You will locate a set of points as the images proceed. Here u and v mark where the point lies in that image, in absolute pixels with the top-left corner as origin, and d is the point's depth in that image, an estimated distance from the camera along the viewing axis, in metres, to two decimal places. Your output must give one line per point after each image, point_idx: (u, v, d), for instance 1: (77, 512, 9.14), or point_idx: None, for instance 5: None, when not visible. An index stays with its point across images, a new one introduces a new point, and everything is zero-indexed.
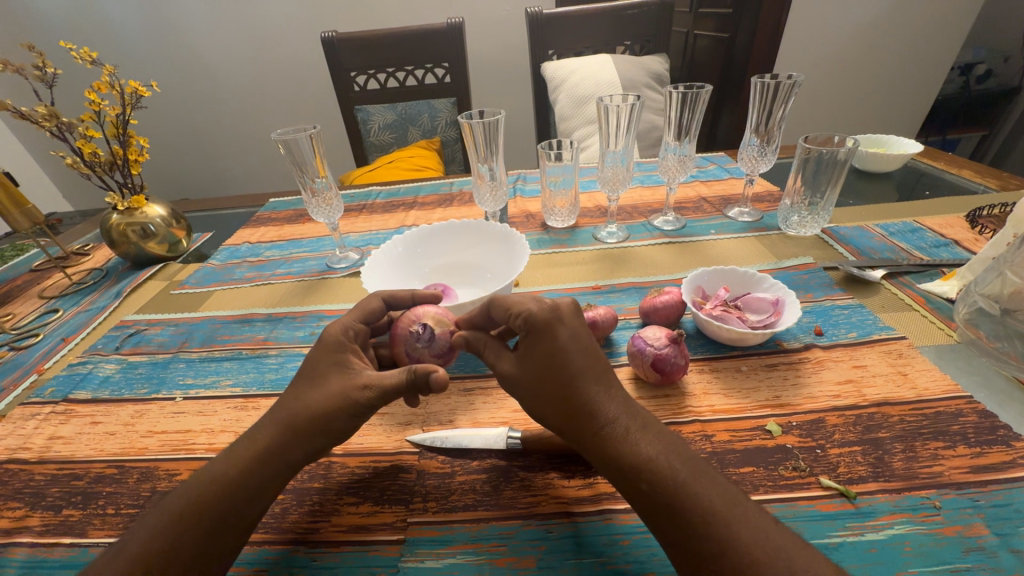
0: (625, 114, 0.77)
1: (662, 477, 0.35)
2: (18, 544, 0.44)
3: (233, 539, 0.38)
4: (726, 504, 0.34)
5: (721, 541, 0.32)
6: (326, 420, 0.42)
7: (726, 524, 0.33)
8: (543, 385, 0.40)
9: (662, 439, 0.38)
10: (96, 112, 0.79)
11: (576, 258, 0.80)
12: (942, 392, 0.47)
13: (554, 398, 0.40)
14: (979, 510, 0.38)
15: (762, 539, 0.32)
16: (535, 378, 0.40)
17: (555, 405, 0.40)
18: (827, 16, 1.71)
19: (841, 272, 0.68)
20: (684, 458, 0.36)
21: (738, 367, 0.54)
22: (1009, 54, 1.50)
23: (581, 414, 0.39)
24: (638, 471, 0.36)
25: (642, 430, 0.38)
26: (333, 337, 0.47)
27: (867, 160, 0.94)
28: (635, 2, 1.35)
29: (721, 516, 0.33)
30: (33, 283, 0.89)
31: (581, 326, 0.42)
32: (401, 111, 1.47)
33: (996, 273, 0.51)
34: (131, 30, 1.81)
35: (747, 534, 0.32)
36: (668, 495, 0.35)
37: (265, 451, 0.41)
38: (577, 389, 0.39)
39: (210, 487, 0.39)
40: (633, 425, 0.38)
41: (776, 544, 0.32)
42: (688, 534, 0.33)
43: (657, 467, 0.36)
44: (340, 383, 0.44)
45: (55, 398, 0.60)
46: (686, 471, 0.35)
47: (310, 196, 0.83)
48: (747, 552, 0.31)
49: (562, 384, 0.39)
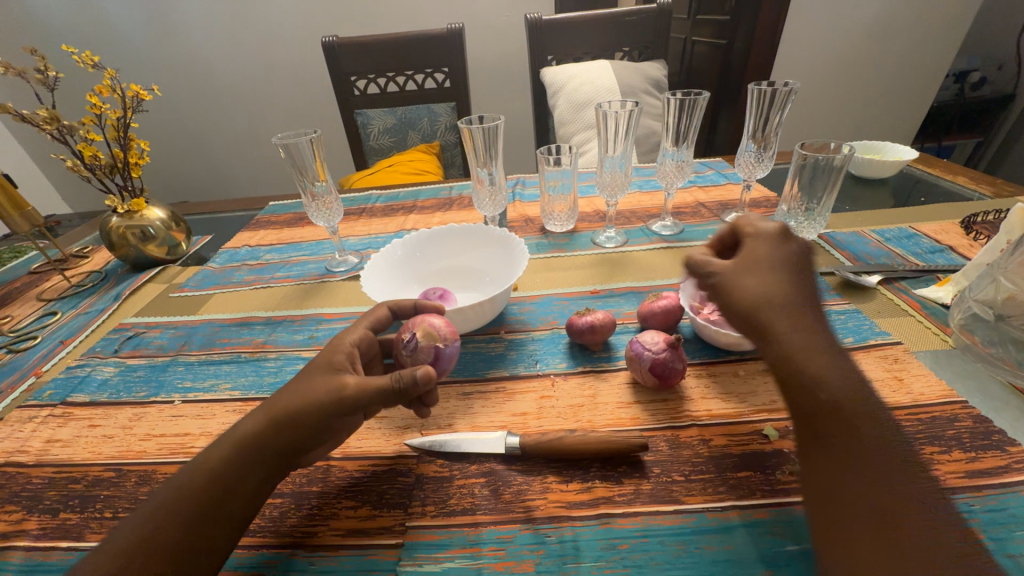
0: (624, 120, 0.77)
1: (850, 411, 0.36)
2: (15, 547, 0.44)
3: (217, 531, 0.38)
4: (900, 459, 0.35)
5: (897, 484, 0.33)
6: (311, 410, 0.43)
7: (900, 473, 0.34)
8: (739, 282, 0.44)
9: (858, 382, 0.39)
10: (97, 115, 0.79)
11: (574, 262, 0.80)
12: (937, 397, 0.48)
13: (766, 287, 0.43)
14: (973, 515, 0.38)
15: (926, 499, 0.33)
16: (734, 274, 0.45)
17: (762, 291, 0.43)
18: (823, 24, 1.73)
19: (837, 277, 0.69)
20: (875, 408, 0.37)
21: (735, 372, 0.54)
22: (1003, 61, 1.52)
23: (763, 308, 0.42)
24: (824, 392, 0.37)
25: (839, 365, 0.39)
26: (336, 341, 0.50)
27: (864, 166, 0.94)
28: (633, 9, 1.36)
29: (897, 465, 0.34)
30: (32, 285, 0.89)
31: (799, 255, 0.46)
32: (401, 115, 1.48)
33: (990, 279, 0.52)
34: (132, 34, 1.81)
35: (917, 491, 0.33)
36: (852, 427, 0.36)
37: (244, 441, 0.41)
38: (786, 295, 0.42)
39: (192, 478, 0.39)
40: (830, 351, 0.39)
41: (935, 509, 0.33)
42: (865, 464, 0.34)
43: (847, 401, 0.37)
44: (326, 378, 0.45)
45: (53, 401, 0.60)
46: (874, 416, 0.37)
47: (309, 199, 0.84)
48: (918, 505, 0.33)
49: (779, 286, 0.43)
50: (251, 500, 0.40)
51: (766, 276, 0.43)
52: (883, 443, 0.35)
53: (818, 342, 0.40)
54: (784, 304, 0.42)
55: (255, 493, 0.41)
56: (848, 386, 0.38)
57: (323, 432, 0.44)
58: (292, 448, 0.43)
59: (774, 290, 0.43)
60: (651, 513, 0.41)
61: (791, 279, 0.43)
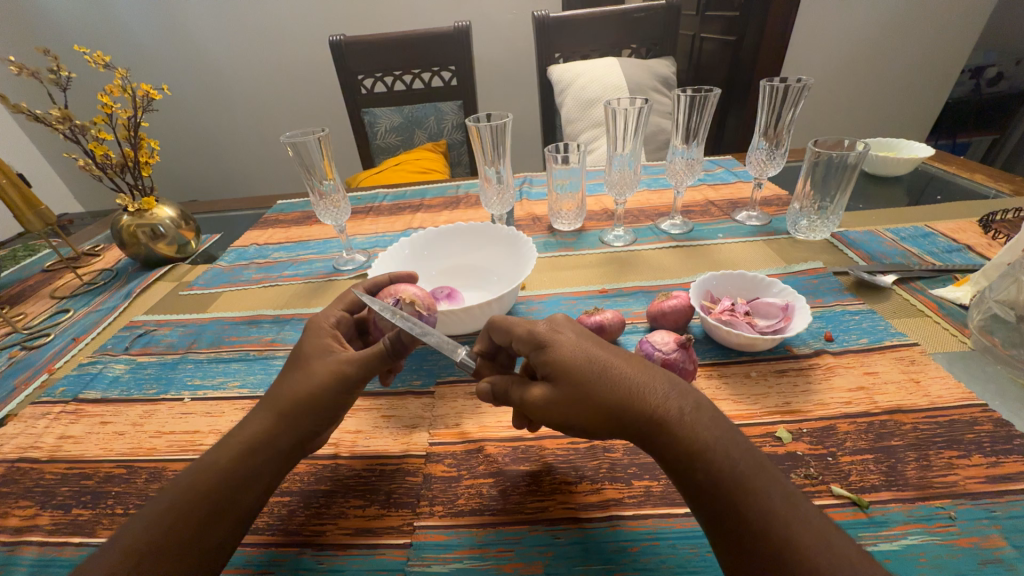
0: (633, 117, 0.76)
1: (719, 467, 0.33)
2: (28, 542, 0.45)
3: (228, 529, 0.38)
4: (785, 498, 0.32)
5: (778, 538, 0.30)
6: (317, 398, 0.44)
7: (783, 522, 0.30)
8: (582, 392, 0.37)
9: (719, 422, 0.35)
10: (108, 114, 0.80)
11: (582, 261, 0.80)
12: (956, 400, 0.47)
13: (597, 410, 0.37)
14: (995, 521, 0.37)
15: (826, 544, 0.29)
16: (573, 384, 0.37)
17: (598, 414, 0.37)
18: (834, 19, 1.71)
19: (851, 277, 0.67)
20: (741, 443, 0.34)
21: (747, 373, 0.53)
22: (1021, 56, 1.49)
23: (624, 404, 0.36)
24: (694, 460, 0.34)
25: (697, 412, 0.36)
26: (317, 324, 0.50)
27: (877, 164, 0.93)
28: (641, 5, 1.35)
29: (779, 512, 0.31)
30: (45, 283, 0.90)
31: (581, 328, 0.43)
32: (407, 114, 1.47)
33: (1011, 278, 0.51)
34: (142, 32, 1.83)
35: (806, 533, 0.30)
36: (726, 487, 0.33)
37: (255, 438, 0.41)
38: (603, 391, 0.37)
39: (202, 477, 0.39)
40: (686, 407, 0.36)
41: (837, 545, 0.29)
42: (739, 526, 0.31)
43: (714, 457, 0.34)
44: (322, 362, 0.46)
45: (65, 397, 0.61)
46: (741, 458, 0.34)
47: (317, 198, 0.84)
48: (813, 553, 0.29)
49: (591, 391, 0.37)
50: (262, 495, 0.41)
51: (597, 364, 0.38)
52: (766, 495, 0.32)
53: (674, 406, 0.36)
54: (629, 381, 0.37)
55: (266, 488, 0.41)
56: (705, 435, 0.35)
57: (328, 417, 0.45)
58: (301, 441, 0.43)
59: (623, 368, 0.38)
60: (662, 515, 0.40)
61: (601, 383, 0.37)
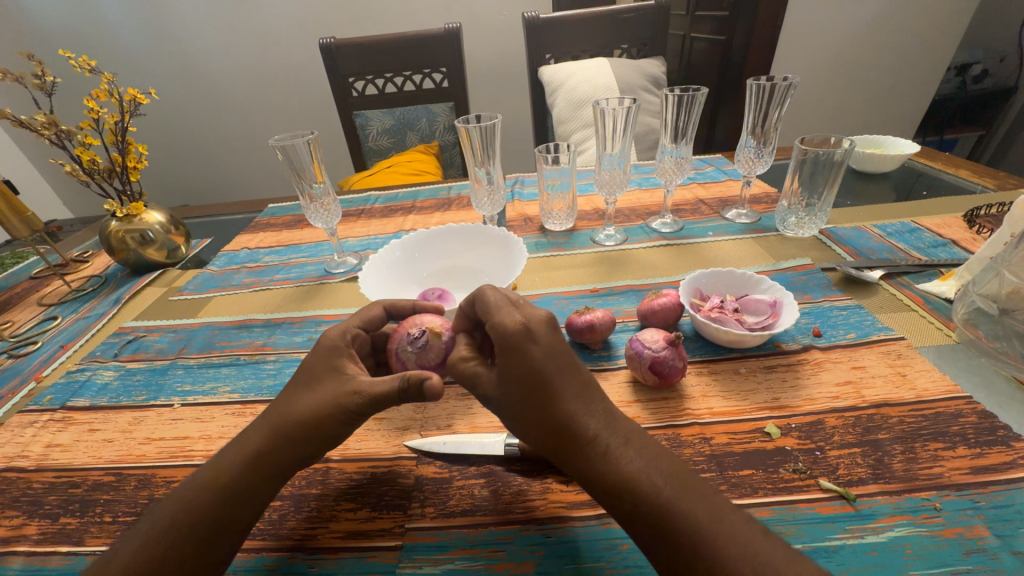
0: (622, 117, 0.76)
1: (649, 494, 0.34)
2: (15, 553, 0.44)
3: (224, 546, 0.38)
4: (712, 516, 0.33)
5: (705, 554, 0.31)
6: (320, 421, 0.42)
7: (712, 541, 0.32)
8: (524, 403, 0.39)
9: (647, 456, 0.36)
10: (94, 119, 0.79)
11: (574, 261, 0.80)
12: (941, 393, 0.47)
13: (533, 419, 0.39)
14: (980, 512, 0.37)
15: (747, 556, 0.31)
16: (516, 392, 0.40)
17: (535, 424, 0.39)
18: (821, 19, 1.73)
19: (839, 273, 0.68)
20: (665, 473, 0.35)
21: (736, 370, 0.54)
22: (1005, 54, 1.51)
23: (556, 423, 0.38)
24: (623, 489, 0.35)
25: (627, 445, 0.37)
26: (330, 342, 0.47)
27: (864, 161, 0.94)
28: (631, 6, 1.35)
29: (707, 532, 0.32)
30: (32, 290, 0.89)
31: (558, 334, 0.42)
32: (399, 116, 1.47)
33: (994, 272, 0.52)
34: (129, 36, 1.81)
35: (730, 548, 0.31)
36: (654, 514, 0.34)
37: (254, 456, 0.41)
38: (542, 406, 0.38)
39: (197, 498, 0.39)
40: (618, 441, 0.37)
41: (764, 554, 0.31)
42: (668, 547, 0.33)
43: (642, 485, 0.35)
44: (335, 385, 0.44)
45: (53, 405, 0.60)
46: (668, 487, 0.34)
47: (308, 201, 0.84)
48: (736, 564, 0.30)
49: (534, 403, 0.39)
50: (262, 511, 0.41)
51: (537, 381, 0.39)
52: (700, 525, 0.32)
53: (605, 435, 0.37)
54: (564, 402, 0.38)
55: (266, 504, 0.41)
56: (638, 468, 0.35)
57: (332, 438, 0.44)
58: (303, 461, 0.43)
59: (561, 385, 0.39)
60: None
61: (536, 397, 0.39)
